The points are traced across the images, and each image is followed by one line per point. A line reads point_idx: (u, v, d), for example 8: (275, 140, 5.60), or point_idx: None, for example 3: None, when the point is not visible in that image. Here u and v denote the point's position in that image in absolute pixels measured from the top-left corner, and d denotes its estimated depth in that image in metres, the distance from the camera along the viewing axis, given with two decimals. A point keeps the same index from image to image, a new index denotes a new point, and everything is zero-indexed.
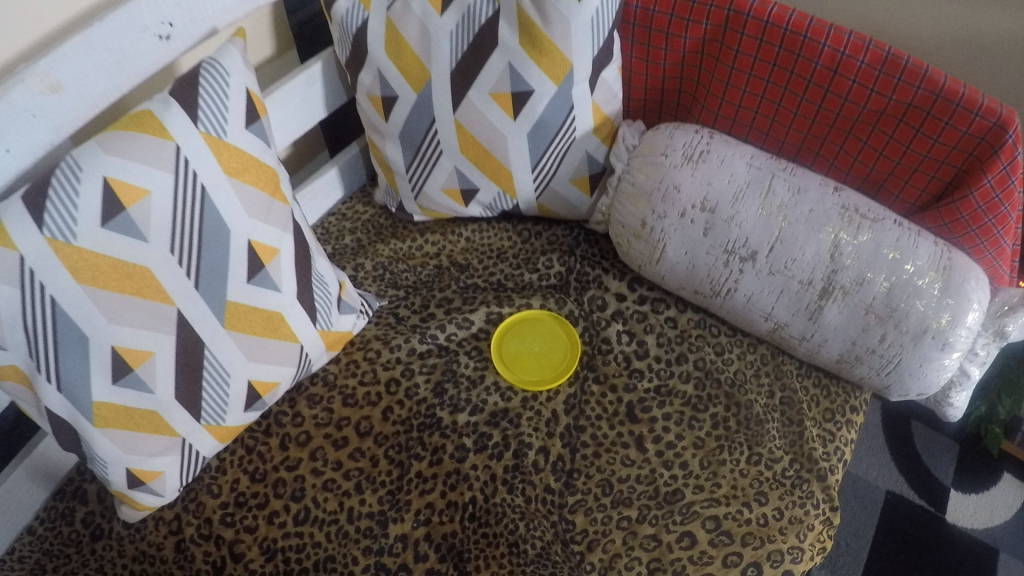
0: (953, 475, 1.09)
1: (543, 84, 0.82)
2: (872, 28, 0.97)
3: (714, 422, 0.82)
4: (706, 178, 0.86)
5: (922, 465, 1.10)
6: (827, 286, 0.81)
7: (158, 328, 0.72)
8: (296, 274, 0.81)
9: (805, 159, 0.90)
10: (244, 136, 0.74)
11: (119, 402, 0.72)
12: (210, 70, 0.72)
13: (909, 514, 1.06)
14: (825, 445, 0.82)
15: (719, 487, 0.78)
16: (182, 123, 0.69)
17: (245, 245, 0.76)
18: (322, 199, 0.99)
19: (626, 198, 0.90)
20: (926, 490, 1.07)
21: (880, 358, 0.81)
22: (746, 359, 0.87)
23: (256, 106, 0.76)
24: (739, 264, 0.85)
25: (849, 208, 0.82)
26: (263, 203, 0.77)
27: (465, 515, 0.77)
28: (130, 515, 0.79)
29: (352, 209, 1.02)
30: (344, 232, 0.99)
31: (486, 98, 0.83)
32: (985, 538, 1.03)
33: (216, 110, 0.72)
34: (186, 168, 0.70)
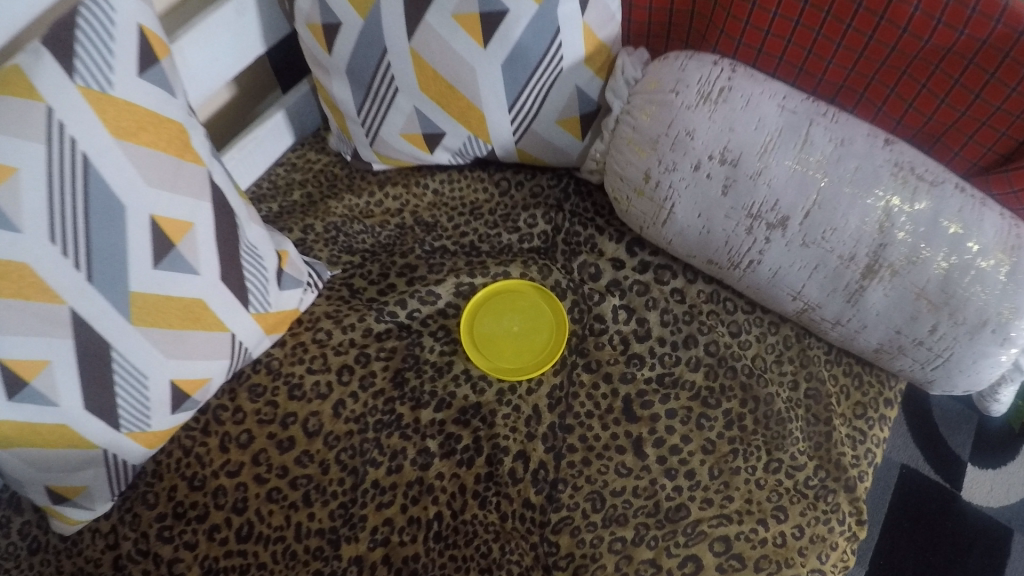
0: (971, 447, 0.98)
1: (521, 3, 0.66)
2: None
3: (727, 420, 0.70)
4: (727, 122, 0.69)
5: (939, 436, 0.99)
6: (871, 264, 0.66)
7: (51, 333, 0.60)
8: (217, 247, 0.68)
9: (845, 103, 0.72)
10: (138, 86, 0.62)
11: (18, 418, 0.61)
12: (92, 6, 0.60)
13: (922, 490, 0.96)
14: (854, 448, 0.70)
15: (731, 502, 0.66)
16: (55, 77, 0.57)
17: (146, 222, 0.63)
18: (268, 146, 0.85)
19: (626, 145, 0.73)
20: (941, 464, 0.97)
21: (927, 351, 0.68)
22: (766, 342, 0.74)
23: (154, 47, 0.63)
24: (766, 231, 0.70)
25: (904, 166, 0.66)
26: (170, 167, 0.65)
27: (429, 534, 0.66)
28: (63, 530, 0.70)
29: (303, 159, 0.88)
30: (293, 186, 0.85)
31: (449, 21, 0.67)
32: (1003, 518, 0.94)
33: (98, 59, 0.59)
34: (63, 134, 0.57)
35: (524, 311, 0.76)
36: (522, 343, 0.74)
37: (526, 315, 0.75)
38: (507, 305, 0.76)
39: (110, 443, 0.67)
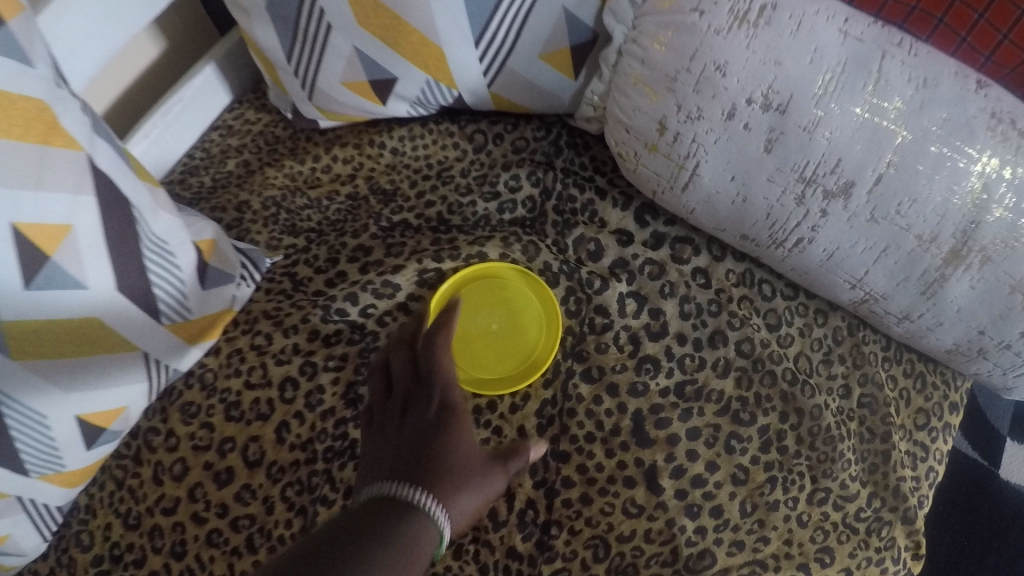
0: (1014, 419, 0.84)
1: None
2: None
3: (763, 440, 0.56)
4: (773, 53, 0.50)
5: (975, 407, 0.84)
6: (957, 246, 0.51)
7: None
8: (109, 253, 0.53)
9: (919, 31, 0.50)
10: None
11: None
12: None
13: (959, 470, 0.82)
14: (914, 467, 0.57)
15: (766, 545, 0.54)
16: None
17: (8, 233, 0.47)
18: (197, 110, 0.70)
19: (632, 85, 0.55)
20: (978, 437, 0.83)
21: (1014, 357, 0.54)
22: (812, 336, 0.59)
23: None
24: (822, 201, 0.53)
25: (1003, 119, 0.48)
26: (33, 158, 0.48)
27: None
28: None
29: (240, 119, 0.73)
30: (228, 155, 0.70)
31: None
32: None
33: None
34: None
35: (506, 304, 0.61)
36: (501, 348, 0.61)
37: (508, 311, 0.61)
38: (488, 293, 0.62)
39: (21, 488, 0.55)
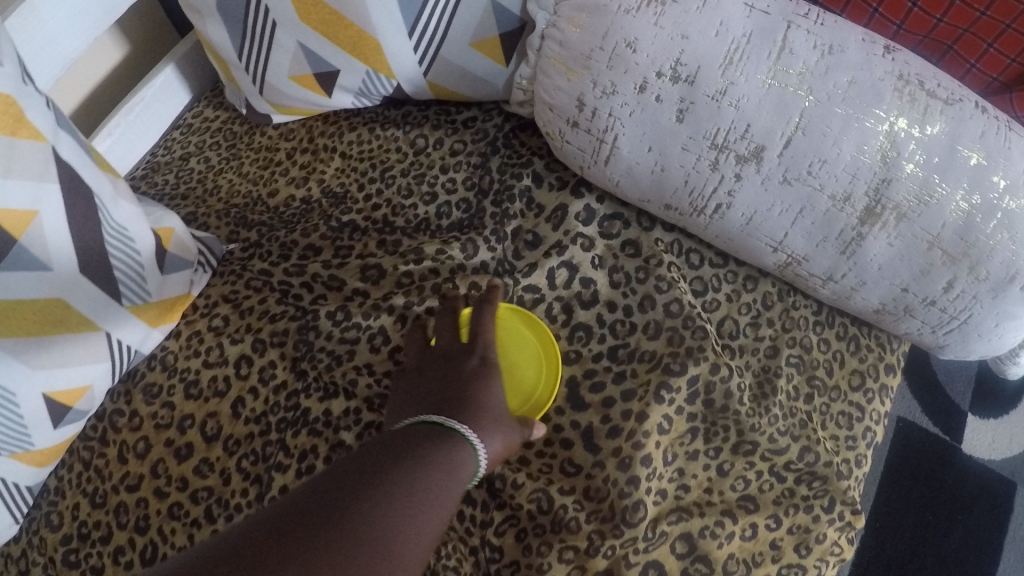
0: (974, 396, 0.86)
1: None
2: None
3: (691, 390, 0.57)
4: (679, 28, 0.53)
5: (936, 385, 0.87)
6: (871, 204, 0.52)
7: None
8: (71, 235, 0.56)
9: (830, 6, 0.55)
10: None
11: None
12: None
13: (921, 445, 0.84)
14: (849, 427, 0.59)
15: (687, 492, 0.56)
16: None
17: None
18: (158, 107, 0.75)
19: (553, 66, 0.58)
20: (939, 413, 0.85)
21: (941, 313, 0.54)
22: (740, 300, 0.61)
23: None
24: (736, 166, 0.54)
25: (909, 79, 0.51)
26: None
27: None
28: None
29: (199, 117, 0.78)
30: (189, 155, 0.75)
31: None
32: (1004, 472, 0.82)
33: None
34: None
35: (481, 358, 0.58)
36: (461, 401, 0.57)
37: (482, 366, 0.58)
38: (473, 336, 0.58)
39: None
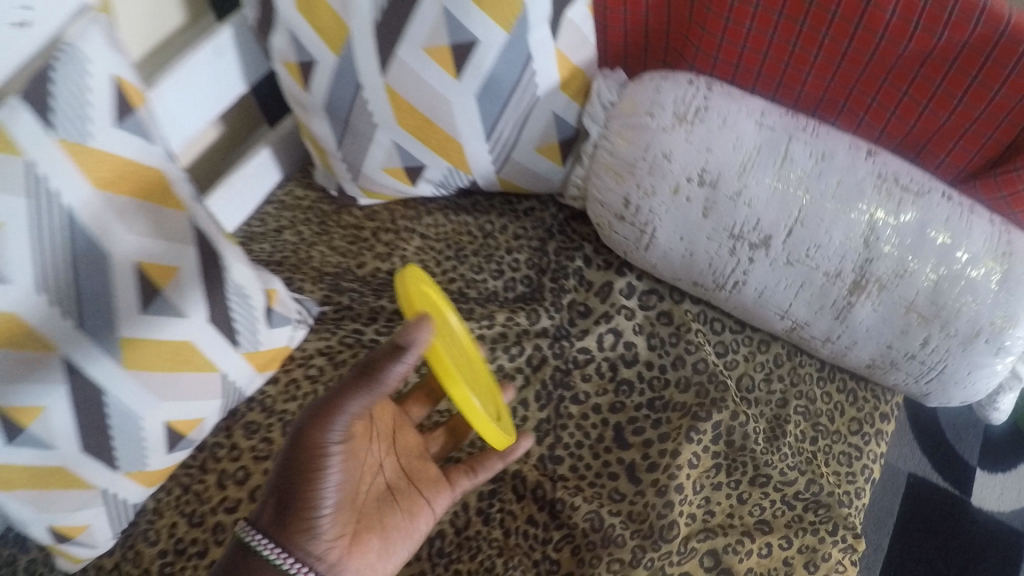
0: (981, 453, 0.95)
1: (489, 31, 0.65)
2: None
3: (715, 433, 0.69)
4: (704, 143, 0.69)
5: (946, 442, 0.95)
6: (857, 279, 0.66)
7: (45, 377, 0.61)
8: (200, 291, 0.67)
9: (825, 115, 0.72)
10: (115, 137, 0.61)
11: (19, 461, 0.63)
12: (67, 60, 0.59)
13: (934, 498, 0.91)
14: (849, 464, 0.70)
15: (713, 516, 0.67)
16: (31, 128, 0.56)
17: (131, 270, 0.63)
18: (254, 184, 0.87)
19: (605, 170, 0.73)
20: (950, 470, 0.93)
21: (920, 364, 0.67)
22: (755, 360, 0.73)
23: (131, 96, 0.63)
24: (749, 252, 0.69)
25: (887, 177, 0.66)
26: (151, 214, 0.64)
27: (432, 551, 0.65)
28: (68, 569, 0.70)
29: (291, 195, 0.90)
30: (282, 228, 0.86)
31: (419, 54, 0.67)
32: (1014, 522, 0.90)
33: (76, 110, 0.59)
34: (47, 189, 0.57)
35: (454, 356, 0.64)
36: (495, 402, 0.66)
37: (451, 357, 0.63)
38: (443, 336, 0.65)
39: (107, 481, 0.67)
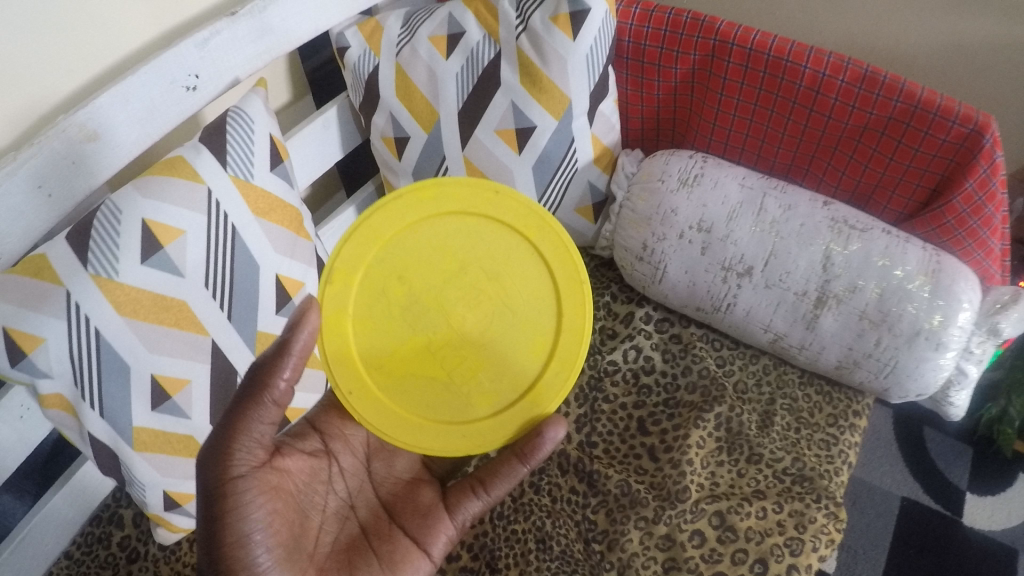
0: (970, 478, 1.05)
1: (544, 119, 0.90)
2: (859, 43, 1.16)
3: (717, 422, 0.85)
4: (701, 200, 0.90)
5: (936, 470, 1.06)
6: (820, 297, 0.85)
7: (192, 357, 0.73)
8: None
9: (796, 176, 0.97)
10: (270, 178, 0.78)
11: (156, 427, 0.73)
12: (236, 118, 0.77)
13: (928, 519, 1.02)
14: (828, 449, 0.85)
15: (719, 486, 0.82)
16: (212, 166, 0.74)
17: (273, 280, 0.79)
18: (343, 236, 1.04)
19: (628, 223, 0.95)
20: (940, 494, 1.04)
21: (878, 361, 0.83)
22: (748, 369, 0.91)
23: (279, 150, 0.80)
24: (737, 280, 0.88)
25: (838, 221, 0.87)
26: (288, 240, 0.80)
27: (494, 515, 0.82)
28: (166, 538, 0.80)
29: None
30: None
31: (492, 135, 0.91)
32: (1005, 539, 1.00)
33: (243, 155, 0.76)
34: (218, 211, 0.73)
35: (421, 305, 0.65)
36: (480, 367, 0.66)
37: (412, 309, 0.65)
38: (409, 275, 0.66)
39: None
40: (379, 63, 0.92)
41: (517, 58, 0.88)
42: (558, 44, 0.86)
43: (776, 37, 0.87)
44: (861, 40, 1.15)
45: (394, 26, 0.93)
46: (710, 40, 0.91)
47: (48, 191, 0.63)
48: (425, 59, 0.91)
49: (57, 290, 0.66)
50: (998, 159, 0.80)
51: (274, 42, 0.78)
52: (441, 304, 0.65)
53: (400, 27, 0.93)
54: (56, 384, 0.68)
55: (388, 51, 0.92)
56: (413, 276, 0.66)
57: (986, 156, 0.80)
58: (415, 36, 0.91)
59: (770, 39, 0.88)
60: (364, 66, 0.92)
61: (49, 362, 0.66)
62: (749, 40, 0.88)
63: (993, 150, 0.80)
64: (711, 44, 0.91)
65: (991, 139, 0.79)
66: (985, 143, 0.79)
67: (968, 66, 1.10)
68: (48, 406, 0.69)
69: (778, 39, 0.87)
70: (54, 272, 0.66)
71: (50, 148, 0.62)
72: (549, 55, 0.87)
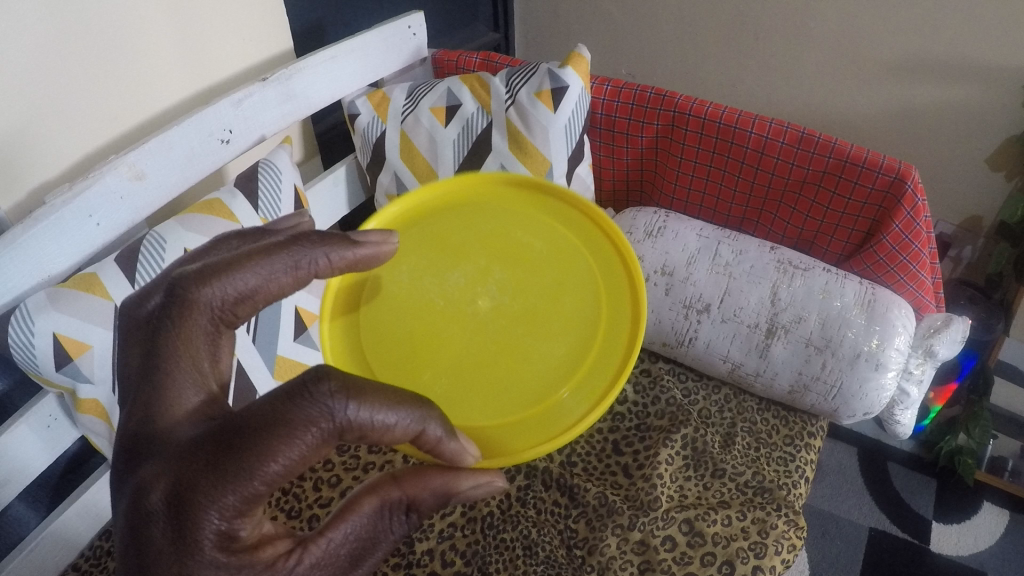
0: (932, 508, 1.23)
1: None
2: (814, 109, 1.34)
3: (684, 441, 0.93)
4: (664, 248, 0.99)
5: (903, 501, 1.24)
6: (771, 328, 0.91)
7: None
8: None
9: (748, 228, 1.09)
10: None
11: None
12: (266, 170, 0.89)
13: (897, 545, 1.18)
14: (786, 464, 0.92)
15: (687, 497, 0.88)
16: (246, 210, 0.86)
17: (292, 311, 0.90)
18: None
19: None
20: (909, 524, 1.21)
21: (825, 384, 0.89)
22: (711, 398, 1.00)
23: (301, 199, 0.94)
24: (697, 316, 0.95)
25: (784, 262, 0.95)
26: None
27: (485, 526, 0.87)
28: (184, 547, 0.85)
29: None
30: None
31: None
32: (971, 562, 1.16)
33: (272, 200, 0.89)
34: None
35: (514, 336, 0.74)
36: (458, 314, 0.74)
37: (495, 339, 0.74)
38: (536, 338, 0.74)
39: None
40: (385, 128, 1.03)
41: (506, 126, 1.00)
42: (539, 116, 0.97)
43: (725, 108, 0.99)
44: (817, 105, 1.33)
45: (399, 98, 1.04)
46: (670, 111, 1.02)
47: (97, 221, 0.76)
48: (427, 126, 1.01)
49: (106, 305, 0.76)
50: (920, 203, 0.89)
51: (295, 106, 0.95)
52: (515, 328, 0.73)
53: (405, 98, 1.04)
54: (97, 389, 0.76)
55: (393, 118, 1.03)
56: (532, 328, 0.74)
57: (909, 201, 0.89)
58: (417, 107, 1.02)
59: (720, 109, 0.99)
60: (373, 130, 1.03)
61: (93, 367, 0.75)
62: (703, 111, 0.99)
63: (914, 195, 0.89)
64: (671, 115, 1.02)
65: (912, 184, 0.88)
66: (907, 189, 0.89)
67: (907, 136, 1.28)
68: (84, 412, 0.76)
69: (726, 109, 0.98)
70: (105, 289, 0.76)
71: (105, 182, 0.75)
72: (533, 124, 0.98)
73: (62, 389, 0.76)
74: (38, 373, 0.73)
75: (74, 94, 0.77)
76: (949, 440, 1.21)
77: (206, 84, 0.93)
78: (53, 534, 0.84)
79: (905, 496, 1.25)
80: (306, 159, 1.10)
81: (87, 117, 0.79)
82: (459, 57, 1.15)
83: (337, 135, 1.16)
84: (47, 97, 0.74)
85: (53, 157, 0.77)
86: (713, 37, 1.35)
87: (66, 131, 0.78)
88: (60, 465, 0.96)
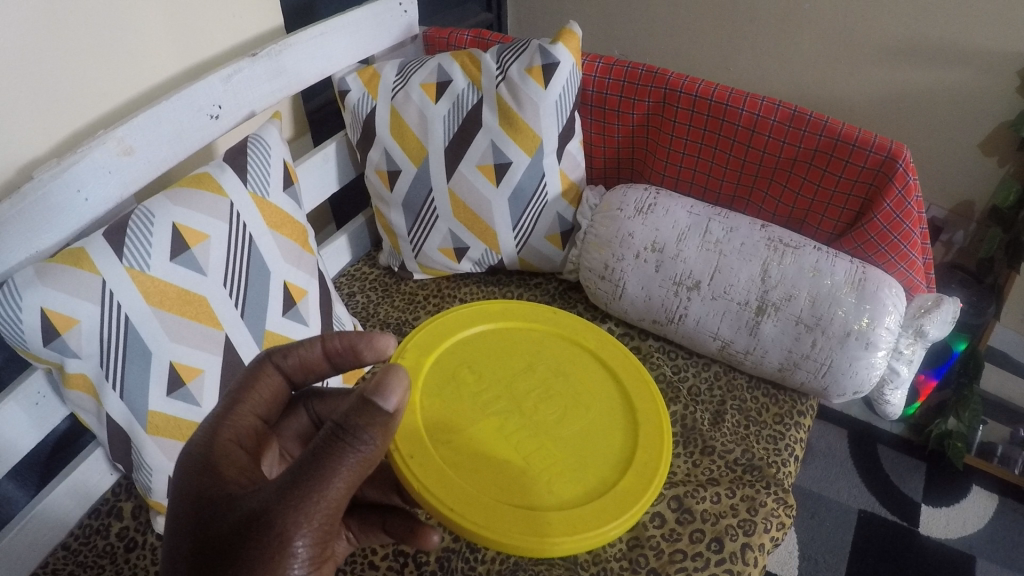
0: (922, 490, 1.23)
1: (519, 156, 1.00)
2: (810, 94, 1.34)
3: (672, 419, 0.94)
4: (654, 225, 0.97)
5: (893, 485, 1.24)
6: (760, 305, 0.91)
7: (209, 349, 0.82)
8: (320, 314, 0.94)
9: (738, 206, 1.09)
10: (282, 196, 0.91)
11: (169, 412, 0.80)
12: (255, 144, 0.89)
13: (886, 528, 1.18)
14: (775, 443, 0.91)
15: (675, 475, 0.88)
16: (235, 183, 0.86)
17: (281, 285, 0.89)
18: (336, 259, 1.15)
19: (591, 247, 1.02)
20: (899, 505, 1.21)
21: (815, 362, 0.89)
22: (700, 375, 1.00)
23: (290, 173, 0.93)
24: (687, 293, 0.94)
25: (774, 240, 0.94)
26: (295, 251, 0.92)
27: None
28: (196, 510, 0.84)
29: (359, 270, 1.17)
30: (356, 292, 1.12)
31: (474, 169, 1.01)
32: (960, 544, 1.16)
33: (261, 174, 0.88)
34: (237, 218, 0.84)
35: (492, 397, 0.81)
36: (656, 433, 0.80)
37: (467, 405, 0.80)
38: (457, 382, 0.82)
39: None
40: (375, 104, 1.03)
41: (496, 102, 0.98)
42: (530, 92, 0.97)
43: (718, 86, 0.99)
44: (812, 89, 1.33)
45: (390, 74, 1.04)
46: (661, 89, 1.02)
47: (85, 195, 0.76)
48: (417, 103, 1.01)
49: (94, 279, 0.74)
50: (911, 182, 0.89)
51: (286, 82, 0.95)
52: (585, 382, 0.85)
53: (395, 74, 1.04)
54: (84, 364, 0.75)
55: (384, 95, 1.03)
56: (481, 371, 0.84)
57: (900, 179, 0.89)
58: (408, 83, 1.02)
59: (712, 87, 0.99)
60: (363, 107, 1.03)
61: (80, 342, 0.74)
62: (694, 89, 0.99)
63: (905, 174, 0.89)
64: (662, 93, 1.02)
65: (903, 163, 0.89)
66: (898, 168, 0.89)
67: (902, 122, 1.28)
68: (72, 387, 0.76)
69: (719, 87, 0.98)
70: (93, 263, 0.74)
71: (92, 156, 0.75)
72: (523, 100, 0.97)
73: (49, 364, 0.75)
74: (25, 350, 0.72)
75: (62, 67, 0.76)
76: (941, 424, 1.20)
77: (196, 59, 0.93)
78: (42, 513, 0.84)
79: (895, 480, 1.25)
80: (295, 136, 1.10)
81: (76, 92, 0.79)
82: (450, 36, 1.15)
83: (327, 114, 1.16)
84: (35, 69, 0.73)
85: (40, 130, 0.77)
86: (708, 20, 1.35)
87: (53, 103, 0.77)
88: (49, 442, 0.96)
